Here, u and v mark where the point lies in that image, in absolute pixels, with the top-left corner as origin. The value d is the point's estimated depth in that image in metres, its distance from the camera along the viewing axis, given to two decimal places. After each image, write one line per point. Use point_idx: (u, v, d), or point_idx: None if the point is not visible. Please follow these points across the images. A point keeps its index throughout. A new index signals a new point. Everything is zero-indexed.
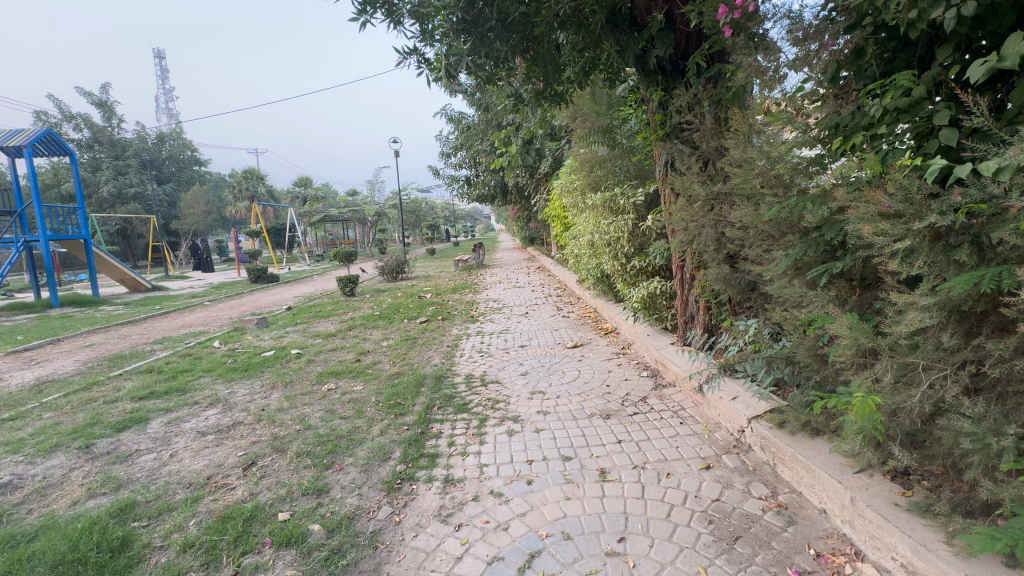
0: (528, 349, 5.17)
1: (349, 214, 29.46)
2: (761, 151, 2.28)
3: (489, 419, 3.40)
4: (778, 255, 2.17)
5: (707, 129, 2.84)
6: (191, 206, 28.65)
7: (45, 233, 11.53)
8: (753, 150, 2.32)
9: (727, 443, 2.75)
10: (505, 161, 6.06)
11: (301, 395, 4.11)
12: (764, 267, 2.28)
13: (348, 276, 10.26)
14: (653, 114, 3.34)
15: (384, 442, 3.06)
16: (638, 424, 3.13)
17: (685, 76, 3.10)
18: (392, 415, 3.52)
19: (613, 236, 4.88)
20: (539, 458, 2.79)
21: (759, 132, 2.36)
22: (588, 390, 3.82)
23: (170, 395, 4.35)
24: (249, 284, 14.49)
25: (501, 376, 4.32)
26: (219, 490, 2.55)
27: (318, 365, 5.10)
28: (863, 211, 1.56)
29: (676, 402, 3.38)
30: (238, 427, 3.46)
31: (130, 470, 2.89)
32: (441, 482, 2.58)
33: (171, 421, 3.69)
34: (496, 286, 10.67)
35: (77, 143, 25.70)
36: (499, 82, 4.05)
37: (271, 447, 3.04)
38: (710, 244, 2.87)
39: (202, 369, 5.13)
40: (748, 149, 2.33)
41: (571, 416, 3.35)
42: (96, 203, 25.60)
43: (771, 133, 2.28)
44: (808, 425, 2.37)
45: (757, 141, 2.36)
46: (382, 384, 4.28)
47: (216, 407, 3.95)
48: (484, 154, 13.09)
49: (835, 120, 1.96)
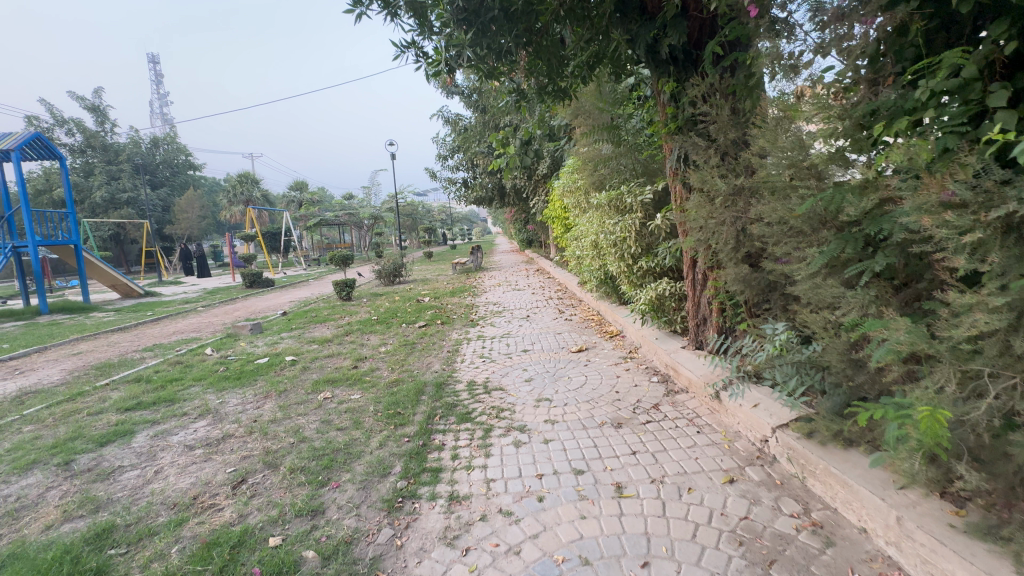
0: (532, 354, 5.00)
1: (346, 217, 29.21)
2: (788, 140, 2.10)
3: (494, 429, 3.22)
4: (809, 252, 1.99)
5: (725, 120, 2.67)
6: (184, 212, 28.47)
7: (34, 239, 11.28)
8: (780, 140, 2.14)
9: (750, 453, 2.59)
10: (504, 161, 5.87)
11: (296, 405, 3.92)
12: (794, 266, 2.09)
13: (344, 280, 10.08)
14: (665, 108, 3.17)
15: (383, 455, 2.88)
16: (653, 434, 2.97)
17: (699, 65, 2.93)
18: (392, 425, 3.34)
19: (619, 237, 4.68)
20: (549, 471, 2.62)
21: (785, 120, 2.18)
22: (596, 396, 3.66)
23: (157, 406, 4.15)
24: (244, 289, 14.28)
25: (504, 383, 4.13)
26: (206, 511, 2.35)
27: (313, 372, 4.91)
28: (921, 201, 1.41)
29: (691, 409, 3.22)
30: (228, 441, 3.27)
31: (111, 490, 2.69)
32: (445, 499, 2.40)
33: (157, 434, 3.49)
34: (495, 289, 10.50)
35: (70, 148, 25.47)
36: (501, 76, 3.90)
37: (263, 462, 2.86)
38: (729, 242, 2.69)
39: (192, 377, 4.92)
40: (775, 140, 2.16)
41: (580, 425, 3.18)
42: (89, 209, 25.33)
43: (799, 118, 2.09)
44: (839, 436, 2.20)
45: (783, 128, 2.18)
46: (381, 392, 4.09)
47: (205, 418, 3.76)
48: (482, 156, 12.90)
49: (871, 104, 1.77)
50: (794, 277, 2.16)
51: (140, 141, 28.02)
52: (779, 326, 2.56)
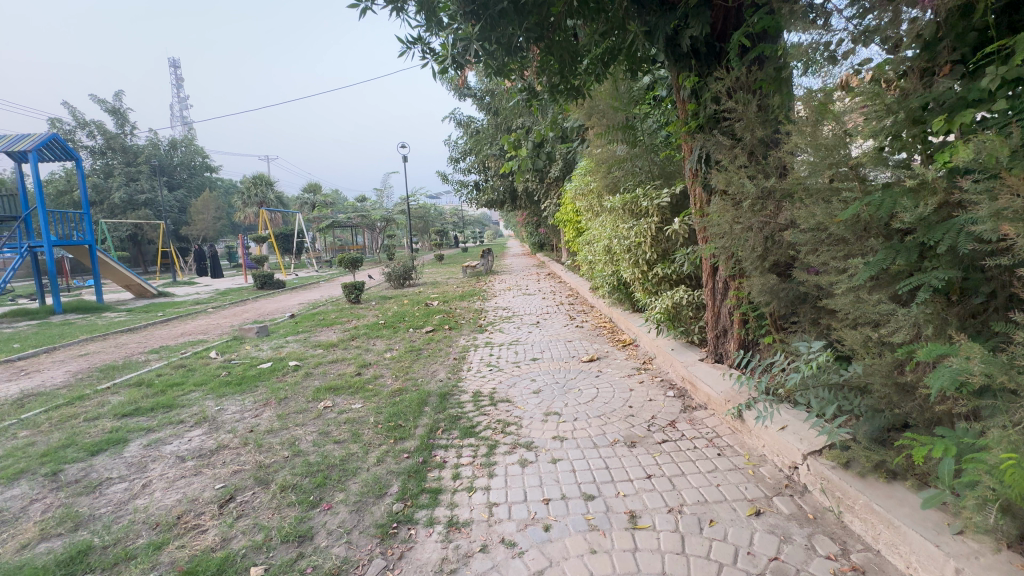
0: (541, 363, 4.80)
1: (358, 219, 29.32)
2: (825, 136, 1.89)
3: (499, 446, 3.04)
4: (852, 263, 1.78)
5: (752, 117, 2.45)
6: (200, 213, 28.83)
7: (49, 239, 11.38)
8: (818, 138, 1.93)
9: (777, 481, 2.37)
10: (515, 164, 5.70)
11: (294, 414, 3.78)
12: (833, 278, 1.88)
13: (353, 283, 10.00)
14: (685, 106, 2.97)
15: (380, 473, 2.71)
16: (670, 456, 2.76)
17: (723, 59, 2.72)
18: (392, 439, 3.17)
19: (633, 242, 4.45)
20: (557, 496, 2.42)
21: (822, 114, 1.96)
22: (608, 411, 3.45)
23: (155, 412, 4.04)
24: (255, 290, 14.33)
25: (511, 395, 3.94)
26: (188, 534, 2.20)
27: (315, 379, 4.78)
28: (1000, 206, 1.21)
29: (710, 429, 3.01)
30: (221, 453, 3.13)
31: (95, 505, 2.56)
32: (443, 526, 2.22)
33: (151, 443, 3.37)
34: (506, 293, 10.33)
35: (91, 150, 26.00)
36: (511, 72, 3.72)
37: (254, 478, 2.71)
38: (755, 250, 2.47)
39: (193, 382, 4.81)
40: (812, 138, 1.95)
41: (591, 443, 2.98)
42: (108, 209, 25.77)
43: (839, 112, 1.88)
44: (881, 468, 1.98)
45: (819, 122, 1.96)
46: (383, 402, 3.93)
47: (201, 427, 3.64)
48: (493, 158, 12.77)
49: (926, 95, 1.55)
50: (832, 289, 1.95)
51: (158, 144, 28.51)
52: (813, 342, 2.34)
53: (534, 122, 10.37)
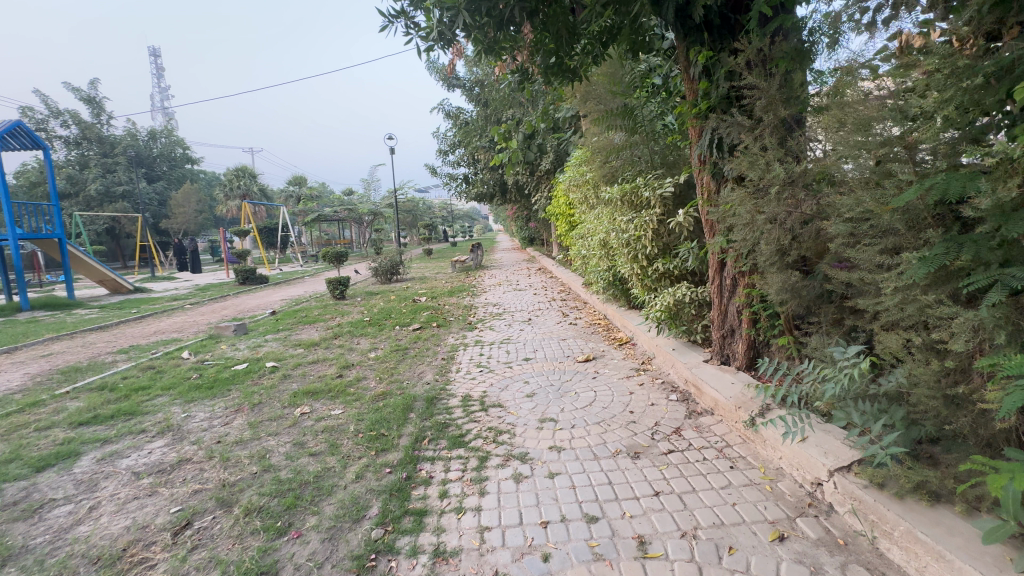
0: (534, 363, 4.55)
1: (344, 213, 28.71)
2: (869, 110, 1.64)
3: (490, 458, 2.77)
4: (904, 258, 1.53)
5: (774, 93, 2.19)
6: (181, 206, 28.02)
7: (15, 231, 10.79)
8: (862, 113, 1.67)
9: (799, 499, 2.15)
10: (505, 155, 5.38)
11: (268, 422, 3.48)
12: (878, 276, 1.64)
13: (338, 278, 9.63)
14: (694, 86, 2.72)
15: (359, 492, 2.44)
16: (678, 469, 2.52)
17: (739, 32, 2.47)
18: (373, 451, 2.89)
19: (632, 235, 4.18)
20: (556, 518, 2.17)
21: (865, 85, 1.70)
22: (608, 417, 3.21)
23: (114, 420, 3.71)
24: (236, 285, 13.88)
25: (503, 399, 3.67)
26: (134, 570, 1.91)
27: (294, 382, 4.46)
28: None
29: (719, 437, 2.79)
30: (182, 468, 2.82)
31: (30, 534, 2.24)
32: (428, 557, 1.95)
33: (105, 457, 3.05)
34: (496, 289, 10.05)
35: (65, 140, 25.05)
36: (503, 48, 3.41)
37: (216, 499, 2.41)
38: (773, 244, 2.23)
39: (160, 387, 4.46)
40: (855, 114, 1.69)
41: (591, 454, 2.74)
42: (84, 202, 24.88)
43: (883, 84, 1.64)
44: (922, 489, 1.76)
45: (860, 93, 1.71)
46: (365, 408, 3.64)
47: (164, 438, 3.32)
48: (483, 150, 12.42)
49: (1006, 56, 1.29)
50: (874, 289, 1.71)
51: (136, 134, 27.59)
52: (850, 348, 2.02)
53: (525, 113, 10.07)
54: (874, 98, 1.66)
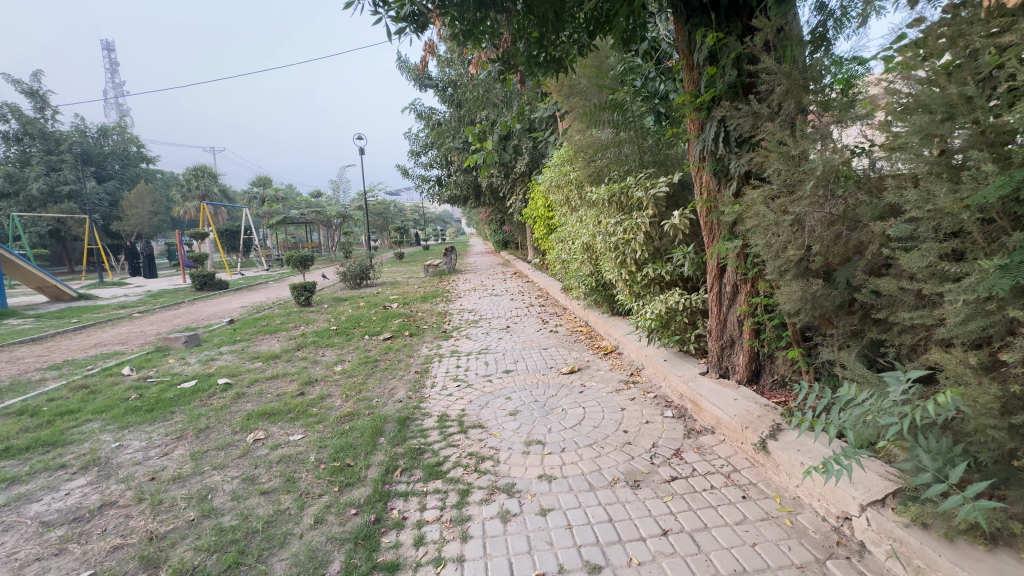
0: (516, 376, 4.23)
1: (312, 215, 27.74)
2: (936, 90, 1.42)
3: (473, 492, 2.43)
4: (983, 263, 1.30)
5: (794, 78, 2.00)
6: (135, 207, 26.40)
7: None
8: (927, 97, 1.45)
9: (825, 537, 1.89)
10: (480, 158, 5.00)
11: (214, 452, 3.03)
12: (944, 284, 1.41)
13: (303, 284, 9.07)
14: (695, 75, 2.50)
15: (317, 542, 2.05)
16: (685, 501, 2.24)
17: (748, 15, 2.28)
18: (337, 486, 2.51)
19: (621, 239, 3.93)
20: (553, 570, 1.85)
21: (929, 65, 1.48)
22: (601, 438, 2.92)
23: (28, 454, 3.17)
24: (193, 291, 13.01)
25: (484, 419, 3.33)
26: None
27: (249, 401, 3.99)
28: None
29: (725, 461, 2.53)
30: (103, 515, 2.36)
31: None
32: None
33: (9, 502, 2.55)
34: (471, 294, 9.68)
35: (3, 135, 23.23)
36: (485, 30, 3.07)
37: (140, 557, 1.99)
38: (793, 247, 1.99)
39: (91, 410, 3.91)
40: (920, 95, 1.46)
41: (586, 485, 2.43)
42: (25, 202, 23.10)
43: (953, 60, 1.43)
44: (976, 531, 1.53)
45: (924, 73, 1.49)
46: (329, 432, 3.23)
47: (86, 475, 2.82)
48: (456, 151, 12.05)
49: None
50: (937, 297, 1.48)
51: (84, 131, 25.88)
52: (907, 375, 1.57)
53: (500, 113, 9.79)
54: (937, 79, 1.45)
